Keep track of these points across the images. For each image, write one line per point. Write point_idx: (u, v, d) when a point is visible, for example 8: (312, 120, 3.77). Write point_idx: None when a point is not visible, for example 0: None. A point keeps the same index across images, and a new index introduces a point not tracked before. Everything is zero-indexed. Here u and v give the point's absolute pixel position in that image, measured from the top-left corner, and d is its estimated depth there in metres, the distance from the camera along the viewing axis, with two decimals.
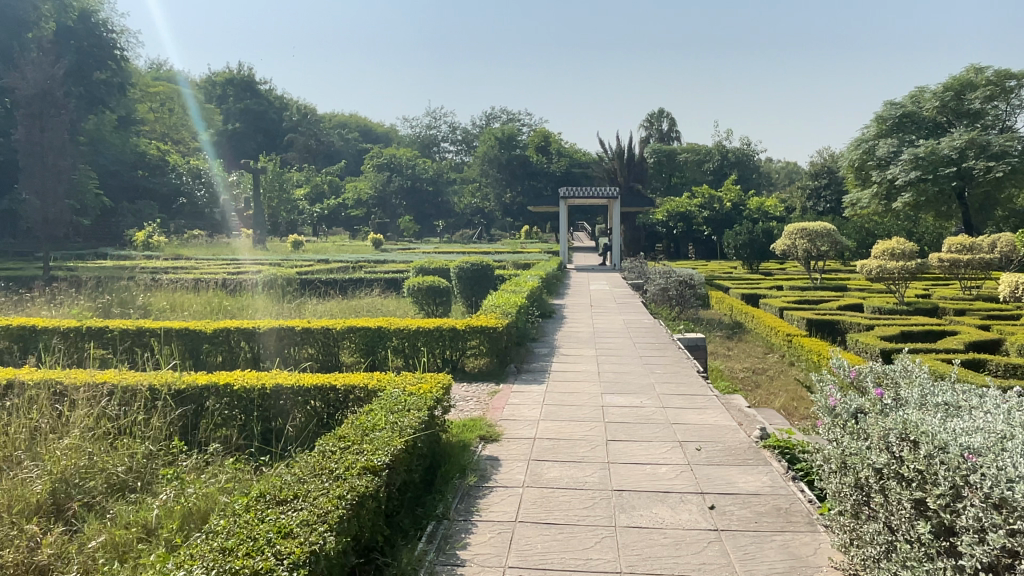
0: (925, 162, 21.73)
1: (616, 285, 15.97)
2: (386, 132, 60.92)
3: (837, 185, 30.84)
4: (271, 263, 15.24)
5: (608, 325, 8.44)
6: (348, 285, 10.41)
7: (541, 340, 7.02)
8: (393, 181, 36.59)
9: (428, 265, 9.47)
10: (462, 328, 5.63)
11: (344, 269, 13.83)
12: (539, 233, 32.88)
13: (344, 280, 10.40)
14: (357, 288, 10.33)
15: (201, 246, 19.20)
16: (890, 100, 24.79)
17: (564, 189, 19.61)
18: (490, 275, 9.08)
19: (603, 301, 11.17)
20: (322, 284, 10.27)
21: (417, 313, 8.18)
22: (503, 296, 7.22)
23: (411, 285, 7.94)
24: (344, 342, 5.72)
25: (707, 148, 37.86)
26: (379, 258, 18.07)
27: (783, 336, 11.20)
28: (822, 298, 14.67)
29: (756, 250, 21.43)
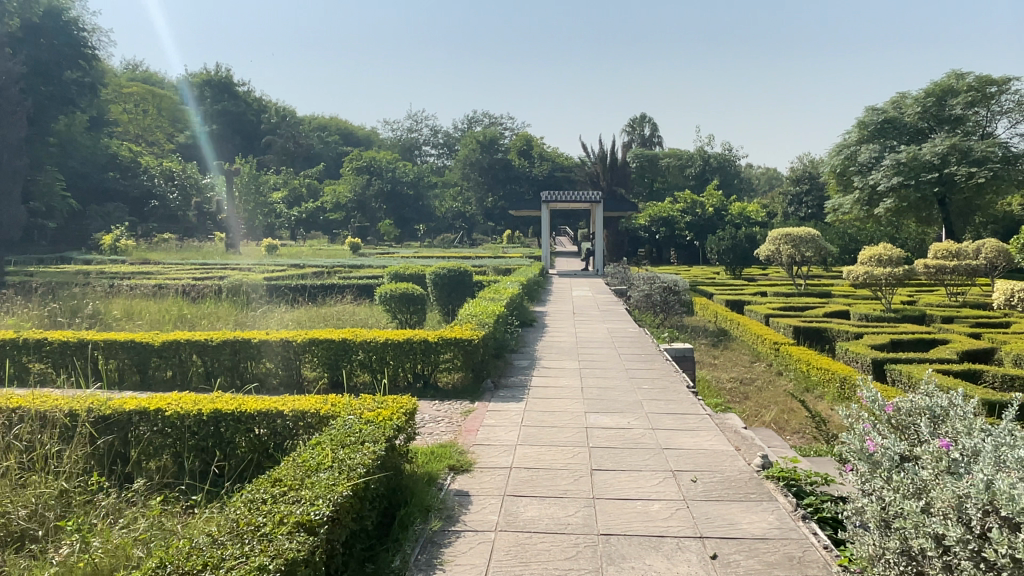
0: (907, 168, 21.63)
1: (599, 291, 15.62)
2: (367, 135, 60.35)
3: (819, 190, 30.79)
4: (241, 269, 14.69)
5: (591, 335, 8.05)
6: (319, 292, 9.92)
7: (521, 352, 6.59)
8: (373, 184, 36.10)
9: (402, 271, 9.03)
10: (434, 341, 5.17)
11: (318, 275, 13.34)
12: (520, 238, 32.49)
13: (315, 286, 9.92)
14: (327, 294, 9.86)
15: (171, 250, 18.61)
16: (872, 106, 24.72)
17: (546, 193, 19.25)
18: (468, 282, 8.64)
19: (586, 308, 10.78)
20: (291, 290, 9.77)
21: (389, 322, 7.72)
22: (481, 305, 6.80)
23: (383, 292, 7.48)
24: (305, 355, 5.26)
25: (689, 153, 37.76)
26: (355, 262, 17.57)
27: (772, 345, 10.89)
28: (808, 305, 14.40)
29: (739, 255, 21.22)
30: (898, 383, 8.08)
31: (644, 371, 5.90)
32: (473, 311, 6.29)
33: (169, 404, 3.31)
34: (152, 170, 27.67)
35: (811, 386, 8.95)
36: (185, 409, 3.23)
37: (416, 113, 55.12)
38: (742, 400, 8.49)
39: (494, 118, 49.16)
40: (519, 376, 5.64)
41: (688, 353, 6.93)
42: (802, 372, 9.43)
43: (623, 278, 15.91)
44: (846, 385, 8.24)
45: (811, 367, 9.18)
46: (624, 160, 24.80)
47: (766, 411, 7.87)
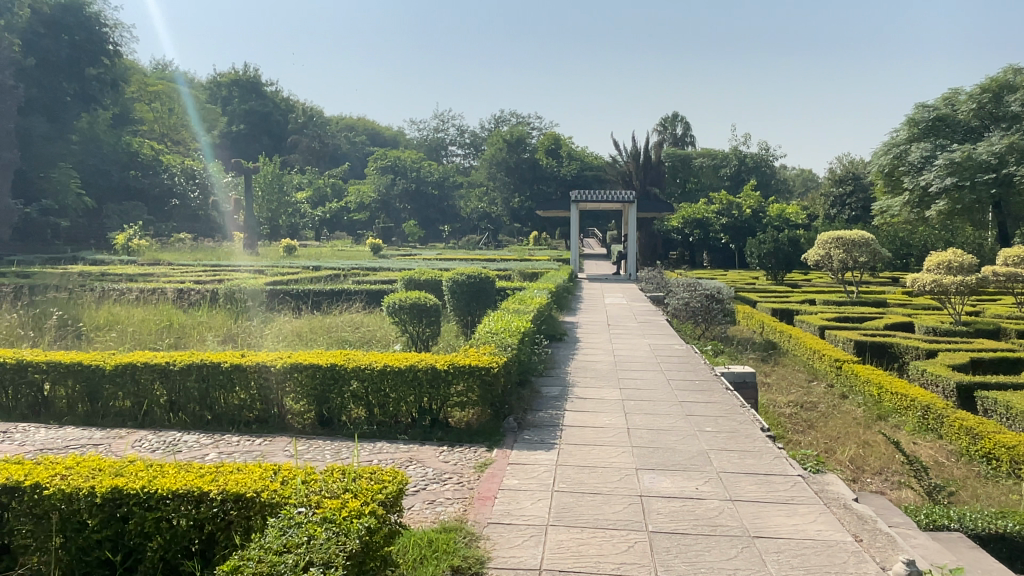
0: (962, 168, 20.08)
1: (634, 298, 14.52)
2: (394, 135, 59.77)
3: (863, 192, 29.29)
4: (254, 271, 13.94)
5: (632, 353, 6.97)
6: (326, 299, 8.95)
7: (550, 377, 5.52)
8: (397, 184, 35.37)
9: (417, 276, 8.02)
10: (444, 369, 4.14)
11: (332, 278, 12.39)
12: (548, 240, 31.52)
13: (322, 291, 8.97)
14: (336, 301, 8.89)
15: (185, 250, 17.97)
16: (923, 102, 23.24)
17: (576, 192, 18.20)
18: (490, 289, 7.60)
19: (621, 319, 9.71)
20: (295, 297, 8.83)
21: (399, 336, 6.69)
22: (506, 319, 5.76)
23: (392, 302, 6.46)
24: (286, 385, 4.24)
25: (724, 152, 36.49)
26: (374, 265, 16.71)
27: (832, 362, 9.72)
28: (864, 315, 13.13)
29: (780, 259, 19.98)
30: (991, 414, 6.90)
31: (704, 403, 4.83)
32: (495, 329, 5.26)
33: (56, 473, 2.35)
34: (171, 168, 27.15)
35: (885, 414, 7.78)
36: (72, 485, 2.26)
37: (443, 112, 54.44)
38: (805, 432, 7.38)
39: (522, 117, 48.19)
40: (548, 411, 4.59)
41: (749, 377, 5.87)
42: (871, 396, 8.27)
43: (660, 284, 14.77)
44: (929, 413, 7.10)
45: (883, 391, 8.02)
46: (659, 159, 23.63)
47: (838, 447, 6.76)
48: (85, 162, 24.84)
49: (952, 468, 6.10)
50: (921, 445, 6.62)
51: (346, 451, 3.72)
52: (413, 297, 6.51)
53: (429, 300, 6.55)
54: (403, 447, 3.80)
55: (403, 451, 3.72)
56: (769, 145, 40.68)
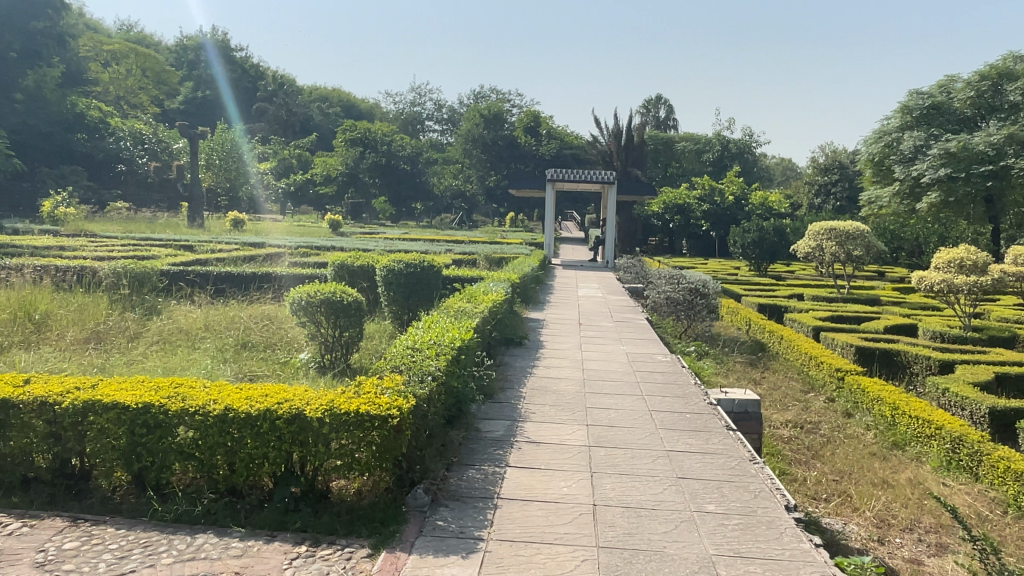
0: (957, 158, 18.89)
1: (609, 287, 13.22)
2: (370, 108, 57.68)
3: (849, 181, 28.22)
4: (184, 247, 12.35)
5: (605, 364, 5.62)
6: (240, 285, 7.47)
7: (493, 409, 4.13)
8: (366, 156, 32.88)
9: (349, 261, 6.59)
10: (317, 417, 2.71)
11: (268, 260, 10.91)
12: (523, 222, 30.29)
13: (238, 272, 7.48)
14: (250, 286, 7.43)
15: (117, 220, 16.28)
16: (917, 89, 22.08)
17: (551, 170, 16.74)
18: (433, 280, 6.19)
19: (594, 316, 8.35)
20: (202, 281, 7.37)
21: (307, 340, 5.19)
22: (444, 325, 4.36)
23: (297, 296, 4.99)
24: (82, 432, 2.81)
25: (707, 136, 35.22)
26: (326, 243, 15.16)
27: (833, 373, 8.44)
28: (862, 315, 11.90)
29: (766, 251, 18.76)
30: None
31: (697, 457, 3.50)
32: (419, 343, 3.84)
33: None
34: (119, 131, 24.77)
35: (902, 442, 6.53)
36: None
37: (419, 84, 52.56)
38: (808, 462, 6.10)
39: (501, 93, 46.57)
40: (482, 469, 3.21)
41: (752, 408, 4.54)
42: (882, 417, 7.00)
43: (638, 275, 13.44)
44: (961, 447, 5.85)
45: (898, 414, 6.74)
46: (641, 139, 22.26)
47: (854, 488, 5.47)
48: (26, 122, 22.86)
49: (1001, 524, 4.83)
50: (955, 490, 5.35)
51: (130, 563, 2.28)
52: (326, 290, 5.04)
53: (348, 295, 5.11)
54: (235, 548, 2.39)
55: (231, 559, 2.31)
56: (753, 130, 39.52)
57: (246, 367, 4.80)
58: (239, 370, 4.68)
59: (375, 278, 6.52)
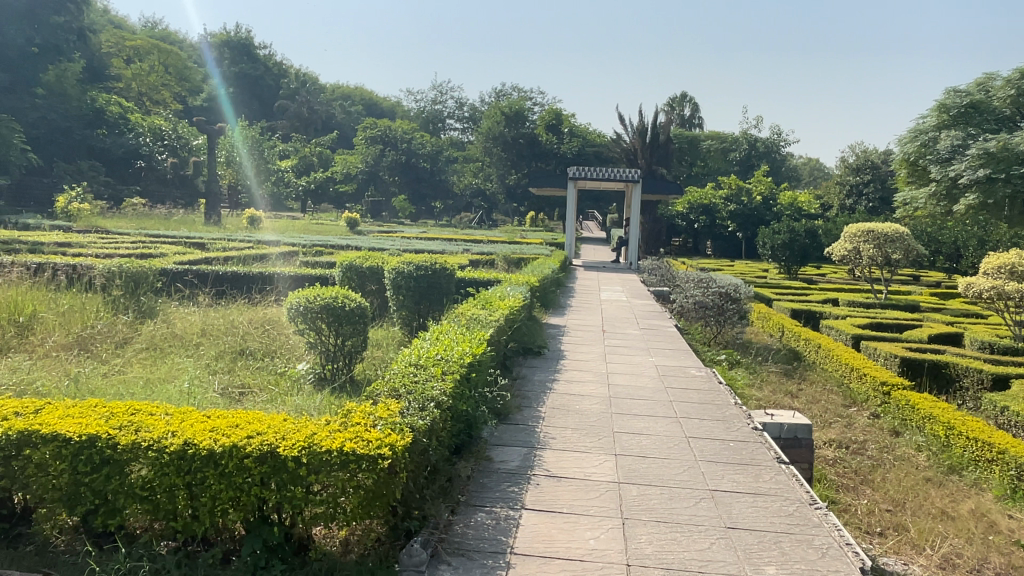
0: (995, 158, 17.99)
1: (634, 290, 12.69)
2: (392, 106, 57.49)
3: (881, 182, 27.37)
4: (195, 245, 11.98)
5: (634, 378, 5.12)
6: (240, 285, 7.05)
7: (508, 436, 3.63)
8: (386, 155, 33.05)
9: (358, 263, 6.14)
10: (291, 457, 2.21)
11: (280, 259, 10.51)
12: (544, 221, 29.77)
13: (244, 271, 7.05)
14: (250, 287, 7.02)
15: (132, 216, 16.01)
16: (954, 86, 21.23)
17: (574, 168, 16.21)
18: (445, 284, 5.72)
19: (620, 322, 7.84)
20: (201, 280, 6.99)
21: (306, 350, 4.72)
22: (454, 337, 3.88)
23: (295, 301, 4.53)
24: (20, 468, 2.36)
25: (734, 135, 34.46)
26: (342, 242, 14.76)
27: (877, 387, 7.84)
28: (902, 323, 11.24)
29: (796, 253, 18.10)
30: None
31: (748, 499, 3.00)
32: (424, 359, 3.35)
33: None
34: (139, 128, 24.47)
35: (959, 466, 5.93)
36: None
37: (441, 82, 52.23)
38: (856, 488, 5.53)
39: (524, 91, 46.09)
40: (493, 512, 2.72)
41: (802, 434, 4.05)
42: (935, 437, 6.41)
43: (664, 278, 12.88)
44: None
45: (954, 434, 6.14)
46: (667, 137, 21.66)
47: (910, 519, 4.92)
48: (46, 117, 22.77)
49: None
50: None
51: None
52: (327, 295, 4.57)
53: (351, 301, 4.64)
54: None
55: None
56: (781, 129, 38.63)
57: (238, 379, 4.34)
58: (230, 382, 4.22)
59: (384, 281, 6.06)
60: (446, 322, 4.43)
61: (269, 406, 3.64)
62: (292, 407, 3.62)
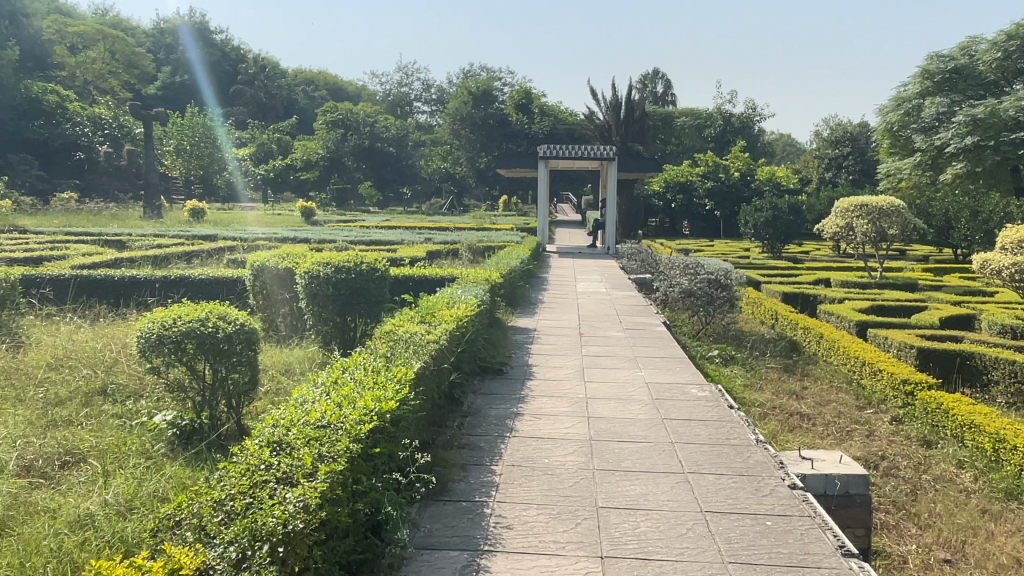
0: (983, 125, 17.08)
1: (612, 278, 11.57)
2: (357, 90, 55.62)
3: (860, 154, 26.52)
4: (116, 244, 10.55)
5: (622, 405, 3.94)
6: (109, 299, 6.00)
7: (438, 533, 2.40)
8: (349, 139, 31.03)
9: (278, 265, 4.98)
10: None
11: (208, 261, 9.18)
12: (516, 205, 28.54)
13: (122, 276, 6.03)
14: (120, 298, 5.99)
15: (57, 212, 14.53)
16: (937, 51, 20.26)
17: (543, 146, 14.97)
18: (375, 288, 4.44)
19: (600, 321, 6.69)
20: (60, 288, 5.93)
21: (171, 393, 3.41)
22: (360, 377, 2.64)
23: (145, 330, 3.21)
24: None
25: (708, 111, 33.40)
26: (291, 234, 13.42)
27: (898, 387, 6.71)
28: (907, 306, 10.21)
29: (780, 230, 17.09)
30: None
31: None
32: (296, 431, 2.10)
33: None
34: (76, 116, 22.64)
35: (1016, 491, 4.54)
36: None
37: (406, 64, 50.43)
38: (902, 497, 4.15)
39: (491, 71, 44.60)
40: None
41: (857, 489, 2.93)
42: (980, 450, 5.07)
43: (645, 263, 11.75)
44: None
45: (1000, 448, 4.83)
46: (642, 112, 20.49)
47: None
48: None
49: None
50: None
51: None
52: (193, 317, 3.28)
53: (228, 322, 3.35)
54: None
55: None
56: (755, 103, 37.62)
57: (65, 443, 3.09)
58: (47, 452, 2.96)
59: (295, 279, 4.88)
60: (357, 352, 3.14)
61: (74, 502, 2.41)
62: (109, 505, 2.38)
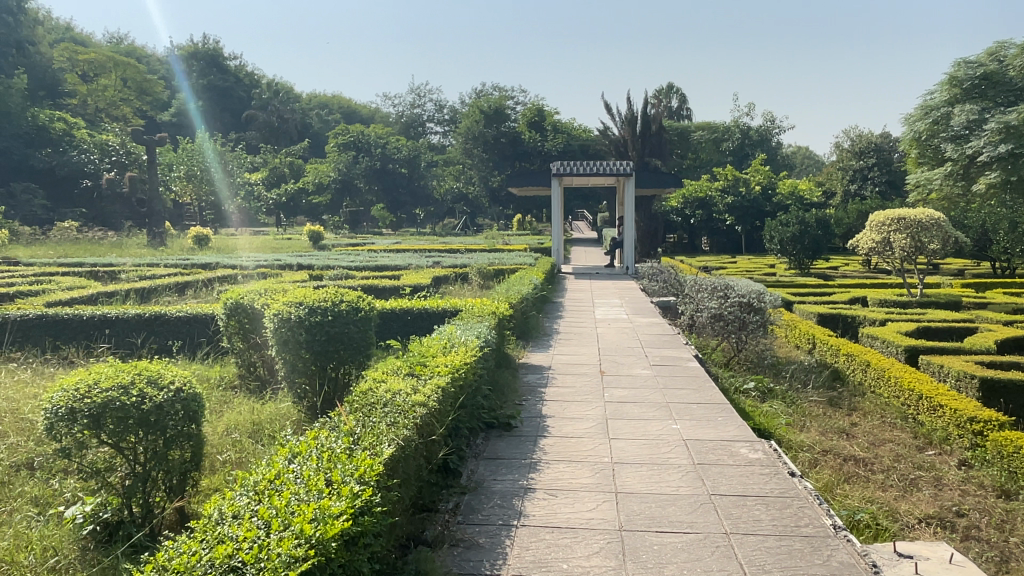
0: (1018, 131, 15.96)
1: (633, 301, 10.86)
2: (371, 112, 55.54)
3: (886, 165, 25.62)
4: (107, 274, 10.01)
5: (658, 474, 3.20)
6: (74, 343, 5.46)
7: None
8: (360, 161, 30.35)
9: (248, 302, 4.41)
10: None
11: (200, 293, 8.57)
12: (531, 224, 27.86)
13: (81, 315, 5.46)
14: (81, 342, 5.44)
15: (55, 243, 14.05)
16: (964, 57, 19.28)
17: (558, 163, 14.29)
18: (357, 331, 3.76)
19: (623, 355, 5.98)
20: (15, 331, 5.42)
21: (94, 479, 2.71)
22: (307, 476, 1.94)
23: (53, 403, 2.51)
24: None
25: (725, 125, 32.64)
26: (294, 259, 12.85)
27: (963, 425, 5.73)
28: (957, 328, 9.37)
29: (807, 246, 16.26)
30: None
31: None
32: None
33: None
34: (83, 143, 22.33)
35: None
36: None
37: (418, 85, 50.27)
38: (995, 570, 3.26)
39: (504, 90, 44.22)
40: None
41: None
42: None
43: (668, 284, 11.02)
44: None
45: None
46: (659, 126, 19.81)
47: None
48: None
49: None
50: None
51: None
52: (113, 383, 2.59)
53: (159, 387, 2.65)
54: None
55: None
56: (773, 115, 36.74)
57: None
58: None
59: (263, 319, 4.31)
60: (315, 427, 2.43)
61: None
62: None
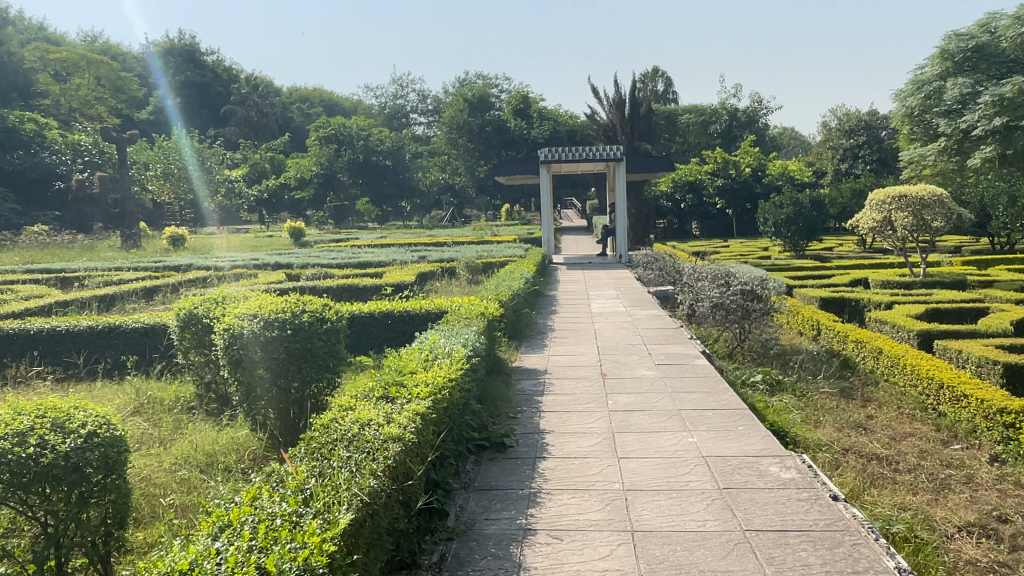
0: (1012, 103, 15.65)
1: (629, 291, 10.40)
2: (354, 105, 54.65)
3: (876, 143, 25.19)
4: (74, 281, 9.46)
5: (681, 503, 2.73)
6: (25, 362, 4.95)
7: None
8: (342, 154, 29.66)
9: (204, 314, 3.87)
10: None
11: (169, 298, 8.03)
12: (519, 213, 27.32)
13: (28, 330, 4.95)
14: (27, 360, 4.91)
15: (24, 248, 13.44)
16: (955, 29, 18.83)
17: (545, 149, 13.76)
18: (323, 345, 3.26)
19: (625, 353, 5.50)
20: None
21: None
22: (230, 565, 1.44)
23: None
24: None
25: (712, 107, 32.10)
26: (273, 258, 12.31)
27: (990, 416, 4.92)
28: (969, 309, 8.90)
29: (802, 227, 15.80)
30: None
31: None
32: None
33: None
34: (53, 144, 21.62)
35: None
36: None
37: (400, 76, 49.42)
38: None
39: (488, 78, 43.51)
40: None
41: None
42: None
43: (664, 272, 10.56)
44: None
45: None
46: (648, 109, 19.29)
47: None
48: None
49: None
50: None
51: None
52: (6, 430, 2.07)
53: (65, 433, 2.13)
54: None
55: None
56: (761, 96, 36.24)
57: None
58: None
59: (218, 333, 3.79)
60: (258, 481, 1.93)
61: None
62: None
